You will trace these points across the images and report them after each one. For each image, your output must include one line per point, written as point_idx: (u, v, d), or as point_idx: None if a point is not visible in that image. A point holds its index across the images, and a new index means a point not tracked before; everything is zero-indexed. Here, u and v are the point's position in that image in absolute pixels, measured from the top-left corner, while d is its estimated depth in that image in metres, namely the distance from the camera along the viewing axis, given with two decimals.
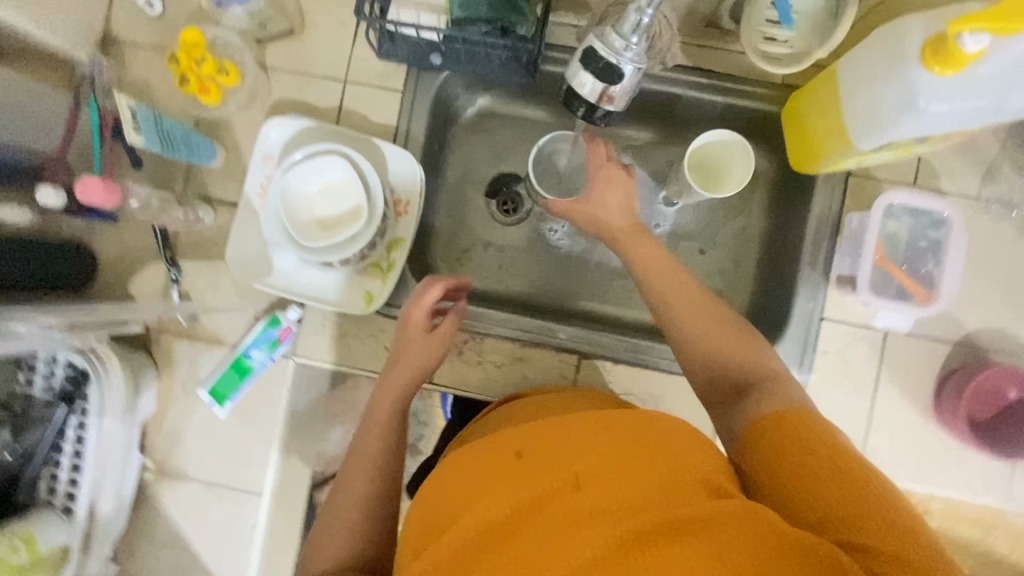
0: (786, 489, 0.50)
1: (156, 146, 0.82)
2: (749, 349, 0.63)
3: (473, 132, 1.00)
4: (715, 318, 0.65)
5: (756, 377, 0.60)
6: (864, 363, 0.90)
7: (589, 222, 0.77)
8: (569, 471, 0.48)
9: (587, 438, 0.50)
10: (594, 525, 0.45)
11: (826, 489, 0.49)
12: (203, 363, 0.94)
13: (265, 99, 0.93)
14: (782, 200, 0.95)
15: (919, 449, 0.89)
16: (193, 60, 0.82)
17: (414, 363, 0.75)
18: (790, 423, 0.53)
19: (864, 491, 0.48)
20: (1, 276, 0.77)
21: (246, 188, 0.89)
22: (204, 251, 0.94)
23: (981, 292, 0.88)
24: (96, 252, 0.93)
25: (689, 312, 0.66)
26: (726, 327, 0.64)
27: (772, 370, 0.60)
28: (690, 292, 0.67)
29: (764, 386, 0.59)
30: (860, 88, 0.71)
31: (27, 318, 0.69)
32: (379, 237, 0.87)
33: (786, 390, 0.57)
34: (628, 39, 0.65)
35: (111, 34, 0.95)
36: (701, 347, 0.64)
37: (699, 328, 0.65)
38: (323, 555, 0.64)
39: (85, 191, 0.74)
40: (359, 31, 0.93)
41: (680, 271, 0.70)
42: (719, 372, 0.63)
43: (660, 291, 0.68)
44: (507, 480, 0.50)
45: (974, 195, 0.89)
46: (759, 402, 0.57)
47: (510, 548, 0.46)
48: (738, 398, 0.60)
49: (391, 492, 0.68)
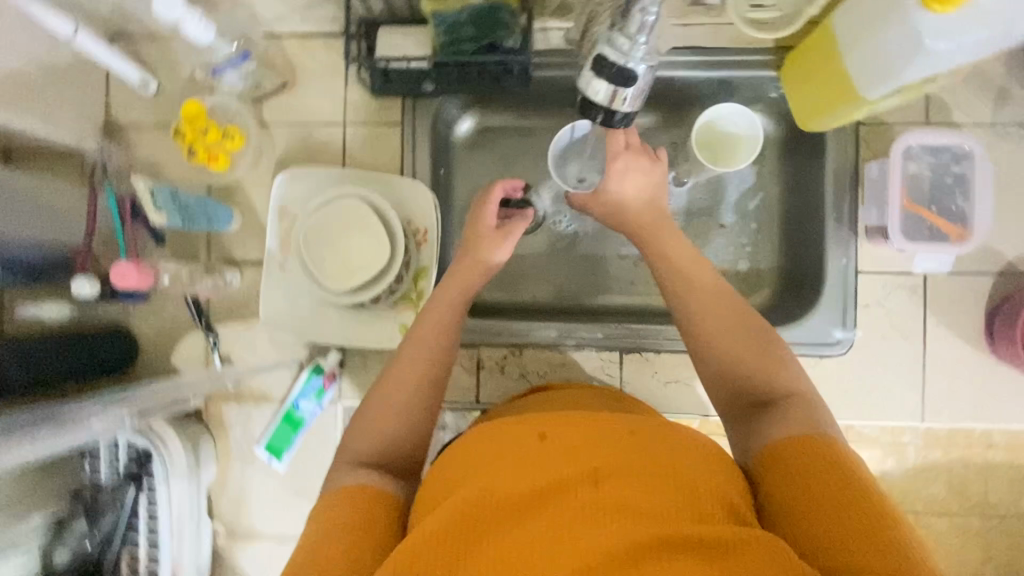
0: (802, 514, 0.47)
1: (178, 222, 0.88)
2: (776, 362, 0.60)
3: (475, 148, 1.00)
4: (738, 325, 0.63)
5: (781, 395, 0.58)
6: (909, 309, 0.88)
7: (605, 215, 0.78)
8: (592, 465, 0.48)
9: (617, 441, 0.51)
10: (603, 527, 0.44)
11: (839, 519, 0.46)
12: (256, 423, 0.95)
13: (271, 155, 0.95)
14: (794, 162, 0.94)
15: (980, 386, 0.87)
16: (199, 130, 0.84)
17: (476, 257, 0.76)
18: (818, 447, 0.50)
19: (880, 531, 0.45)
20: (52, 373, 0.79)
21: (267, 246, 0.90)
22: (237, 313, 0.95)
23: (1013, 218, 0.87)
24: (135, 333, 0.96)
25: (713, 318, 0.64)
26: (754, 337, 0.62)
27: (800, 389, 0.58)
28: (719, 293, 0.66)
29: (791, 404, 0.56)
30: (860, 39, 0.70)
31: (99, 413, 0.69)
32: (403, 269, 0.88)
33: (814, 413, 0.54)
34: (635, 39, 0.62)
35: (111, 119, 0.98)
36: (724, 352, 0.62)
37: (724, 335, 0.63)
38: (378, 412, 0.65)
39: (120, 279, 0.77)
40: (350, 72, 0.94)
41: (709, 271, 0.69)
42: (741, 382, 0.61)
43: (683, 290, 0.67)
44: (527, 457, 0.50)
45: (988, 123, 0.87)
46: (786, 420, 0.54)
47: (511, 531, 0.45)
48: (761, 414, 0.58)
49: (438, 381, 0.68)
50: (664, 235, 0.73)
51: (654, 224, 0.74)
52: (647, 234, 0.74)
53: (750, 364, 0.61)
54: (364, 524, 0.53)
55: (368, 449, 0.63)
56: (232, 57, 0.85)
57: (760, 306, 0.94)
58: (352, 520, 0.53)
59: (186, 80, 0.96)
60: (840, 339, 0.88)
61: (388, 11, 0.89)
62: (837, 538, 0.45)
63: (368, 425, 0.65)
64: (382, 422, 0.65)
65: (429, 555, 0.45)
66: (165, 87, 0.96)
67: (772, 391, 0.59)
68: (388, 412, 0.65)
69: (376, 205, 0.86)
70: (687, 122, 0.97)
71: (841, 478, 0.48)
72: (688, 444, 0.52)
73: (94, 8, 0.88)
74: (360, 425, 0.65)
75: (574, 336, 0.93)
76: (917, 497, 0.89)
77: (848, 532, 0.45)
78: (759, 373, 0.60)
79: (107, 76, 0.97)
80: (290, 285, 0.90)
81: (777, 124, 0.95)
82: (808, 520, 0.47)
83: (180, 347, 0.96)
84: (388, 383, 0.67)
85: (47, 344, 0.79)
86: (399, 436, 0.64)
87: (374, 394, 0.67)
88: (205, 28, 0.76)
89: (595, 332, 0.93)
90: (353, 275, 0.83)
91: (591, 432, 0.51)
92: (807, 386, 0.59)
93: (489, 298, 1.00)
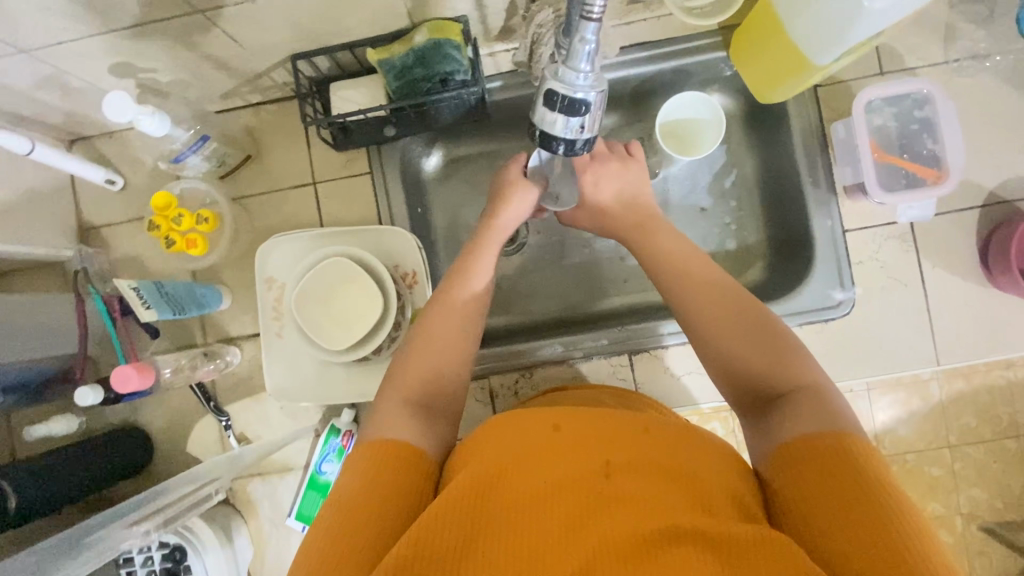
0: (799, 500, 0.48)
1: (171, 313, 0.82)
2: (786, 357, 0.59)
3: (448, 181, 1.00)
4: (746, 320, 0.62)
5: (791, 390, 0.57)
6: (903, 257, 0.89)
7: (594, 223, 0.81)
8: (606, 460, 0.51)
9: (630, 443, 0.53)
10: (613, 519, 0.46)
11: (842, 503, 0.46)
12: (283, 494, 0.94)
13: (249, 228, 0.95)
14: (761, 134, 0.95)
15: (987, 317, 0.87)
16: (171, 220, 0.84)
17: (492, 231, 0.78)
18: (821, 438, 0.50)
19: (884, 514, 0.45)
20: (67, 489, 0.79)
21: (261, 319, 0.91)
22: (245, 389, 0.95)
23: (985, 148, 0.87)
24: (146, 429, 0.95)
25: (719, 316, 0.63)
26: (763, 335, 0.61)
27: (812, 384, 0.57)
28: (727, 288, 0.65)
29: (799, 399, 0.56)
30: (805, 7, 0.70)
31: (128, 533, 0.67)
32: (399, 314, 0.88)
33: (823, 408, 0.53)
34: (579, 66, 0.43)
35: (83, 223, 0.97)
36: (731, 349, 0.61)
37: (730, 333, 0.62)
38: (419, 361, 0.66)
39: (121, 383, 0.76)
40: (310, 132, 0.95)
41: (710, 266, 0.69)
42: (751, 379, 0.60)
43: (686, 285, 0.67)
44: (543, 450, 0.52)
45: (942, 61, 0.88)
46: (794, 417, 0.54)
47: (525, 519, 0.47)
48: (770, 412, 0.57)
49: (472, 331, 0.71)
50: (656, 231, 0.74)
51: (640, 227, 0.76)
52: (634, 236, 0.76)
53: (757, 362, 0.59)
54: (394, 480, 0.54)
55: (411, 391, 0.64)
56: (191, 141, 0.85)
57: (755, 281, 0.94)
58: (380, 475, 0.54)
59: (151, 170, 0.96)
60: (841, 300, 0.88)
61: (335, 66, 0.87)
62: (836, 525, 0.45)
63: (405, 375, 0.65)
64: (420, 373, 0.66)
65: (445, 534, 0.46)
66: (132, 181, 0.97)
67: (780, 388, 0.58)
68: (428, 363, 0.66)
69: (363, 258, 0.86)
70: (650, 115, 0.97)
71: (842, 464, 0.48)
72: (693, 446, 0.55)
73: (47, 121, 0.88)
74: (398, 374, 0.66)
75: (580, 347, 0.93)
76: (950, 431, 0.91)
77: (848, 519, 0.45)
78: (768, 369, 0.59)
79: (72, 181, 0.97)
80: (290, 353, 0.90)
81: (737, 102, 0.96)
82: (809, 507, 0.47)
83: (193, 435, 0.95)
84: (424, 337, 0.68)
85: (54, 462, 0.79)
86: (436, 387, 0.66)
87: (409, 350, 0.68)
88: (159, 121, 0.76)
89: (600, 339, 0.93)
90: (352, 330, 0.83)
91: (605, 432, 0.54)
92: (819, 381, 0.57)
93: (489, 324, 1.00)
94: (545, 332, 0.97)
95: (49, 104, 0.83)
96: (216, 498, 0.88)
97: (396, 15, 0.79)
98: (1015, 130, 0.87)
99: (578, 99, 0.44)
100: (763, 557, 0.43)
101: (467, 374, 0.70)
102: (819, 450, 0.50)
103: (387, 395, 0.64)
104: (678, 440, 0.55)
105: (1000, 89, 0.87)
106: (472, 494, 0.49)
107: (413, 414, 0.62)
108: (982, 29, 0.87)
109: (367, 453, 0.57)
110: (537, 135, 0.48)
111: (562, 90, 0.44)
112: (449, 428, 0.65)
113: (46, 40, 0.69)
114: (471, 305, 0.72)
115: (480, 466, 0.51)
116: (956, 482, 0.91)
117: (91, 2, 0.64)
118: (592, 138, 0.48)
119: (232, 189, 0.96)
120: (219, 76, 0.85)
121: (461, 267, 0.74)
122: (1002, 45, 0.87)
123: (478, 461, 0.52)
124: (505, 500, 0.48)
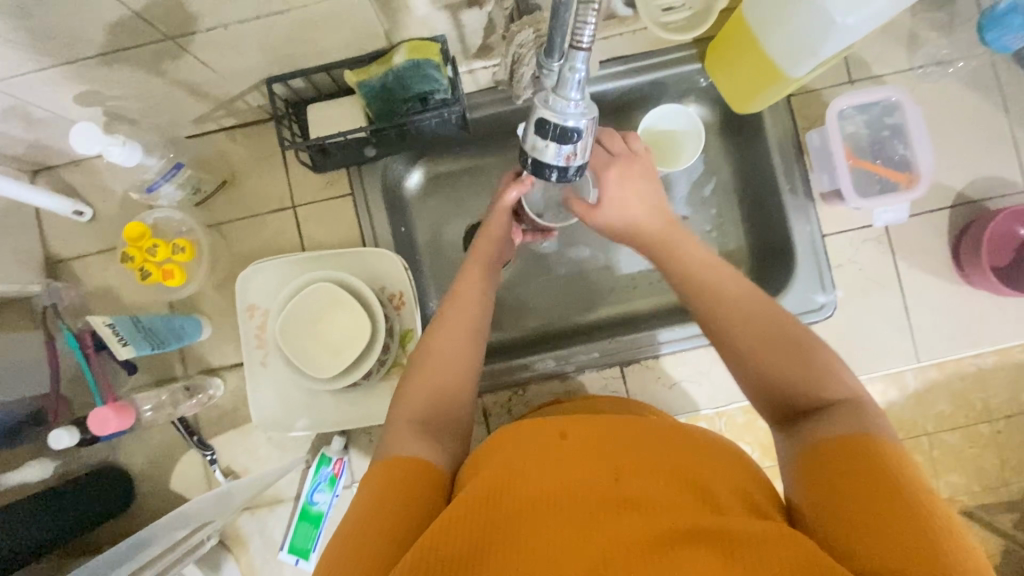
0: (813, 498, 0.48)
1: (149, 348, 0.79)
2: (823, 367, 0.56)
3: (431, 199, 0.99)
4: (769, 322, 0.60)
5: (827, 402, 0.54)
6: (879, 258, 0.91)
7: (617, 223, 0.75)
8: (613, 464, 0.51)
9: (642, 445, 0.53)
10: (625, 523, 0.45)
11: (852, 491, 0.46)
12: (274, 528, 0.92)
13: (228, 255, 0.93)
14: (739, 143, 0.97)
15: (962, 311, 0.90)
16: (145, 251, 0.80)
17: (486, 251, 0.78)
18: (842, 442, 0.49)
19: (895, 499, 0.44)
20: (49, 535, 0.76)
21: (244, 348, 0.88)
22: (230, 420, 0.92)
23: (952, 150, 0.90)
24: (127, 467, 0.91)
25: (750, 325, 0.60)
26: (796, 344, 0.58)
27: (850, 396, 0.54)
28: (757, 300, 0.62)
29: (835, 412, 0.53)
30: (778, 23, 0.72)
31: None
32: (388, 336, 0.86)
33: (861, 422, 0.51)
34: (568, 97, 0.43)
35: (50, 255, 0.93)
36: (757, 356, 0.59)
37: (761, 342, 0.59)
38: (424, 381, 0.68)
39: (98, 425, 0.73)
40: (288, 156, 0.93)
41: (733, 273, 0.67)
42: (778, 388, 0.57)
43: (712, 293, 0.64)
44: (552, 456, 0.52)
45: (908, 69, 0.91)
46: (832, 429, 0.51)
47: (535, 527, 0.46)
48: (804, 424, 0.54)
49: (477, 350, 0.71)
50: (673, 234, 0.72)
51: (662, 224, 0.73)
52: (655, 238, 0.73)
53: (791, 372, 0.57)
54: (405, 498, 0.54)
55: (417, 411, 0.65)
56: (165, 169, 0.82)
57: None
58: (393, 488, 0.55)
59: (122, 200, 0.93)
60: (823, 303, 0.90)
61: (312, 88, 0.86)
62: (851, 520, 0.44)
63: (412, 394, 0.67)
64: (426, 391, 0.67)
65: (456, 545, 0.46)
66: (102, 211, 0.93)
67: (809, 397, 0.56)
68: (433, 381, 0.67)
69: (349, 280, 0.84)
70: (630, 127, 0.98)
71: (860, 462, 0.47)
72: (703, 449, 0.55)
73: (9, 152, 0.84)
74: (405, 394, 0.67)
75: (573, 360, 0.93)
76: (927, 418, 0.93)
77: (864, 511, 0.44)
78: (802, 380, 0.56)
79: (38, 214, 0.93)
80: (277, 382, 0.88)
81: (713, 111, 0.98)
82: (822, 502, 0.47)
83: (177, 471, 0.92)
84: (428, 356, 0.69)
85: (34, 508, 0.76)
86: (441, 406, 0.66)
87: (415, 370, 0.69)
88: (130, 151, 0.73)
89: (591, 351, 0.93)
90: (341, 356, 0.81)
91: (611, 438, 0.54)
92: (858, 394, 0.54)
93: None
94: (536, 347, 0.97)
95: (11, 135, 0.79)
96: (211, 543, 0.84)
97: (374, 36, 0.78)
98: (979, 132, 0.90)
99: (570, 127, 0.44)
100: (773, 554, 0.42)
101: (473, 389, 0.70)
102: (833, 450, 0.49)
103: (393, 418, 0.65)
104: (685, 439, 0.56)
105: (962, 94, 0.90)
106: (480, 501, 0.49)
107: (419, 435, 0.62)
108: (944, 37, 0.90)
109: (379, 471, 0.58)
110: (530, 163, 0.48)
111: (553, 119, 0.44)
112: (459, 445, 0.65)
113: (9, 71, 0.66)
114: (472, 319, 0.72)
115: (487, 476, 0.51)
116: (936, 468, 0.93)
117: (53, 32, 0.61)
118: (584, 164, 0.48)
119: (209, 216, 0.93)
120: (192, 102, 0.83)
121: (459, 283, 0.75)
122: (963, 51, 0.90)
123: (487, 470, 0.52)
124: (515, 505, 0.48)
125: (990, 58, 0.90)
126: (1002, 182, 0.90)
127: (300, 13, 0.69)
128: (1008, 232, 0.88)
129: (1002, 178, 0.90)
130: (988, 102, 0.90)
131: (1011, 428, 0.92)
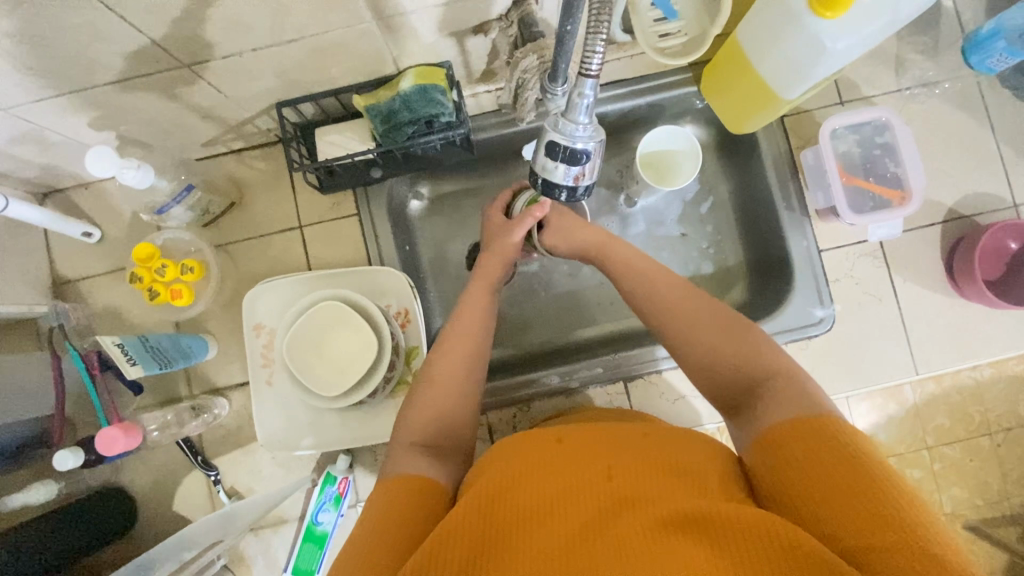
0: (784, 480, 0.47)
1: (157, 367, 0.80)
2: (754, 351, 0.60)
3: (434, 218, 1.01)
4: (706, 311, 0.64)
5: (765, 381, 0.57)
6: (876, 273, 0.93)
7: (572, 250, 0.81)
8: (606, 464, 0.52)
9: (629, 444, 0.54)
10: (618, 523, 0.46)
11: (832, 475, 0.45)
12: (278, 549, 0.91)
13: (235, 276, 0.94)
14: (734, 162, 1.00)
15: (955, 322, 0.92)
16: (155, 271, 0.81)
17: (488, 273, 0.79)
18: (809, 423, 0.49)
19: (870, 482, 0.44)
20: (65, 550, 0.78)
21: (250, 368, 0.88)
22: (235, 439, 0.92)
23: (941, 167, 0.93)
24: (131, 490, 0.91)
25: (683, 322, 0.64)
26: (731, 326, 0.62)
27: (786, 369, 0.57)
28: (686, 293, 0.67)
29: (772, 388, 0.55)
30: (767, 48, 0.75)
31: None
32: (394, 353, 0.86)
33: (795, 393, 0.54)
34: (578, 120, 0.51)
35: (55, 278, 0.93)
36: (698, 344, 0.63)
37: (701, 332, 0.63)
38: (429, 403, 0.68)
39: (106, 446, 0.73)
40: (296, 178, 0.95)
41: (654, 261, 0.72)
42: (724, 373, 0.60)
43: (647, 290, 0.69)
44: (548, 460, 0.54)
45: (896, 90, 0.95)
46: (771, 407, 0.53)
47: (534, 530, 0.48)
48: (748, 407, 0.57)
49: (478, 368, 0.72)
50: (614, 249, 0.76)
51: (599, 246, 0.77)
52: (596, 245, 0.78)
53: (730, 355, 0.60)
54: (414, 511, 0.55)
55: (422, 433, 0.66)
56: (175, 192, 0.83)
57: (739, 301, 0.98)
58: (395, 503, 0.56)
59: (130, 222, 0.94)
60: (821, 317, 0.91)
61: (320, 112, 0.88)
62: (831, 503, 0.44)
63: (415, 416, 0.67)
64: (430, 415, 0.67)
65: (459, 548, 0.47)
66: (109, 233, 0.94)
67: (751, 377, 0.59)
68: (437, 405, 0.68)
69: (351, 299, 0.84)
70: (629, 147, 1.01)
71: (824, 440, 0.47)
72: (694, 443, 0.56)
73: (21, 175, 0.86)
74: (406, 419, 0.67)
75: (577, 376, 0.93)
76: (926, 431, 0.92)
77: (848, 497, 0.43)
78: (738, 361, 0.60)
79: (45, 236, 0.93)
80: (281, 402, 0.88)
81: (708, 132, 1.01)
82: (795, 486, 0.46)
83: (181, 491, 0.92)
84: (431, 383, 0.69)
85: (51, 524, 0.77)
86: (445, 426, 0.67)
87: (420, 394, 0.69)
88: (144, 174, 0.75)
89: (595, 367, 0.93)
90: (345, 377, 0.80)
91: (606, 441, 0.55)
92: (792, 366, 0.58)
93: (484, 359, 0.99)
94: (541, 363, 0.98)
95: (25, 158, 0.81)
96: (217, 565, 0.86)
97: (382, 62, 0.80)
98: (967, 150, 0.93)
99: (578, 149, 0.52)
100: (759, 546, 0.42)
101: (476, 413, 0.71)
102: (811, 426, 0.49)
103: (399, 439, 0.66)
104: (679, 438, 0.56)
105: (949, 114, 0.94)
106: (482, 505, 0.51)
107: (428, 455, 0.63)
108: (929, 59, 0.94)
109: (385, 489, 0.58)
110: (541, 182, 0.56)
111: (564, 141, 0.52)
112: (463, 469, 0.66)
113: (26, 98, 0.68)
114: (470, 343, 0.72)
115: (489, 481, 0.53)
116: (938, 481, 0.92)
117: (73, 60, 0.63)
118: (590, 184, 0.56)
119: (216, 237, 0.95)
120: (204, 126, 0.85)
121: (463, 309, 0.75)
122: (949, 73, 0.94)
123: (488, 476, 0.54)
124: (510, 512, 0.50)
125: (974, 79, 0.94)
126: (991, 197, 0.93)
127: (311, 41, 0.71)
128: (999, 245, 0.90)
129: (991, 193, 0.93)
130: (974, 122, 0.94)
131: (1010, 441, 0.92)
